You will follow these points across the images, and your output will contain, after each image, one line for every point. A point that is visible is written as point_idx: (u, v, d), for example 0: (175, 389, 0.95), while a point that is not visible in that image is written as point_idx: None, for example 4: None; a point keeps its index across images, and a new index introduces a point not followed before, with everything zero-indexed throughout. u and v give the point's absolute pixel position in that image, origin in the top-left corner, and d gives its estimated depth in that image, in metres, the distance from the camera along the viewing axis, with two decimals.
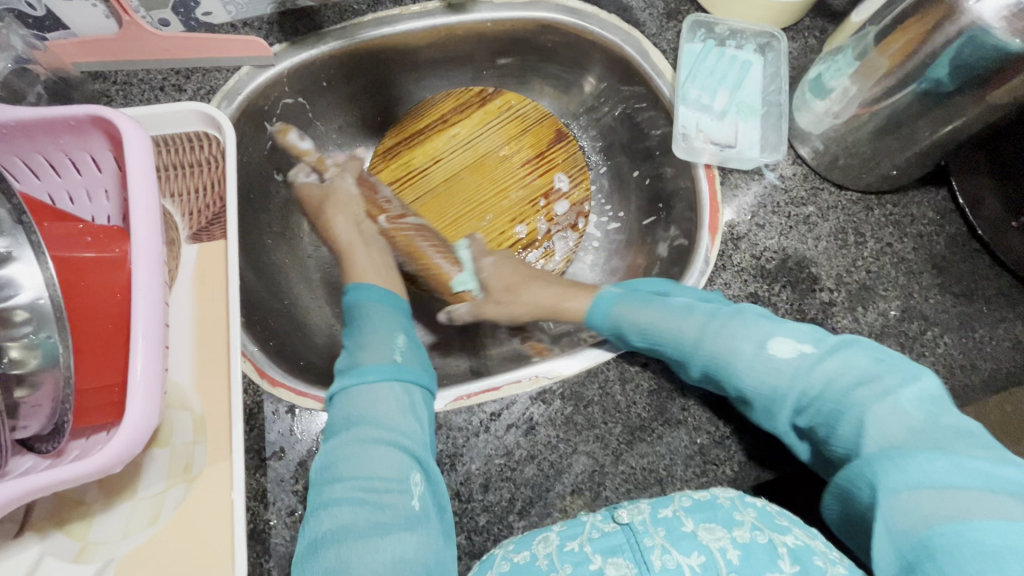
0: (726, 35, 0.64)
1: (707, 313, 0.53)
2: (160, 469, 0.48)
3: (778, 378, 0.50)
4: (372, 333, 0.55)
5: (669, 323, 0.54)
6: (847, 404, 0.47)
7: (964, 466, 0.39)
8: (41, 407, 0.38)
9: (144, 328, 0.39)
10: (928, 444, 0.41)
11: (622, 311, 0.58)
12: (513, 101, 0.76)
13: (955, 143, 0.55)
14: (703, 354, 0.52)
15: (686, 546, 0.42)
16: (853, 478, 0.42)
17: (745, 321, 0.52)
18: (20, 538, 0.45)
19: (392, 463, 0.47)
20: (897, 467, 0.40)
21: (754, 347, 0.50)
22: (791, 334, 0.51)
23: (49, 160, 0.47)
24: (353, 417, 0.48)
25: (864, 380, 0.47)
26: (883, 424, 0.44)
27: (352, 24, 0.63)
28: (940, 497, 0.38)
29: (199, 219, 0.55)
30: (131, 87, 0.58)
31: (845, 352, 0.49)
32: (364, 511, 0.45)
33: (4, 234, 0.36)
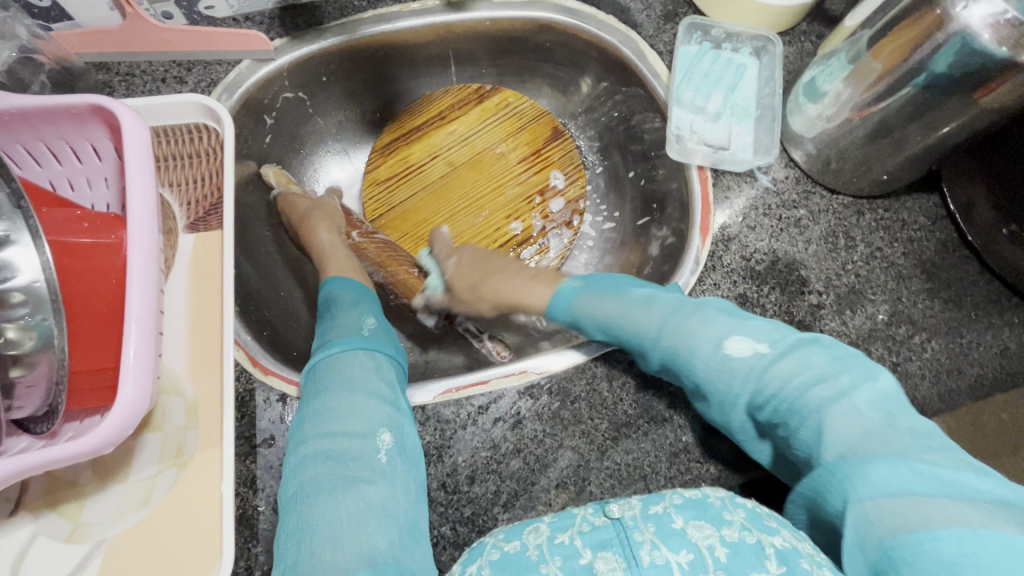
0: (722, 38, 0.64)
1: (671, 304, 0.50)
2: (152, 453, 0.49)
3: (723, 377, 0.46)
4: (341, 310, 0.55)
5: (624, 316, 0.51)
6: (801, 403, 0.43)
7: (933, 473, 0.35)
8: (36, 388, 0.39)
9: (137, 312, 0.40)
10: (891, 449, 0.37)
11: (582, 304, 0.54)
12: (511, 99, 0.77)
13: (946, 149, 0.55)
14: (662, 346, 0.49)
15: (674, 544, 0.39)
16: (820, 486, 0.39)
17: (704, 312, 0.48)
18: (14, 517, 0.46)
19: (357, 420, 0.46)
20: (858, 477, 0.37)
21: (704, 342, 0.47)
22: (744, 330, 0.47)
23: (50, 148, 0.48)
24: (318, 384, 0.48)
25: (821, 376, 0.43)
26: (840, 424, 0.40)
27: (352, 20, 0.63)
28: (903, 506, 0.34)
29: (197, 210, 0.56)
30: (133, 78, 0.59)
31: (804, 347, 0.45)
32: (328, 466, 0.44)
33: (3, 219, 0.37)
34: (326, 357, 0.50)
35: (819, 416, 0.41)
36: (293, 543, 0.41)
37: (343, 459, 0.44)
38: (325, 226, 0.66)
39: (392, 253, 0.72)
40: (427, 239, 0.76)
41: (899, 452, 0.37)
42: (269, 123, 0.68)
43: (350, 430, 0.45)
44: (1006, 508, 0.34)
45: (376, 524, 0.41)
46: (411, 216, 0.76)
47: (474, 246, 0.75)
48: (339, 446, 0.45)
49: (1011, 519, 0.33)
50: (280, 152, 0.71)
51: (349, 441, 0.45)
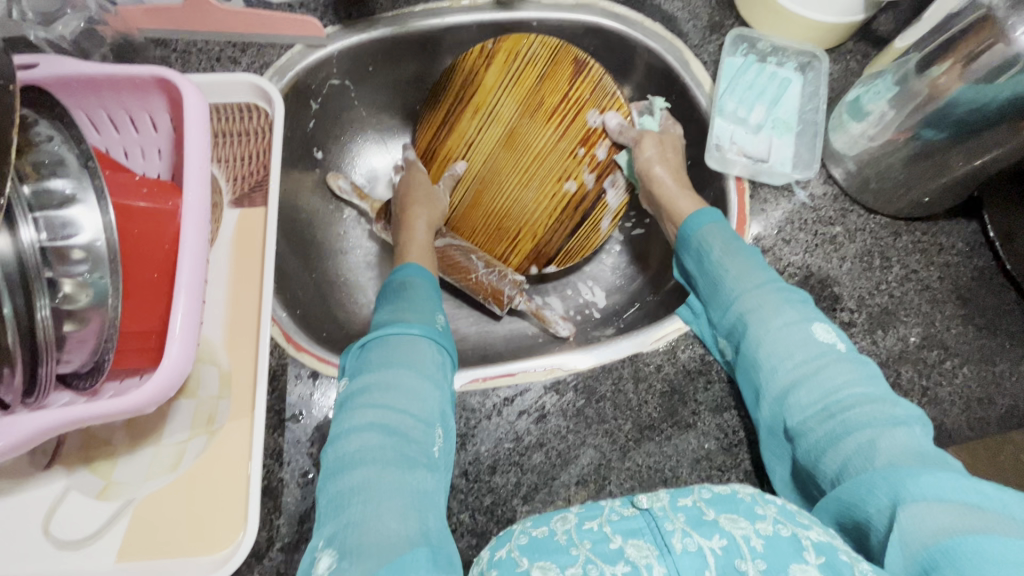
0: (767, 52, 0.64)
1: (773, 277, 0.50)
2: (184, 418, 0.50)
3: (792, 347, 0.45)
4: (415, 299, 0.54)
5: (736, 261, 0.51)
6: (849, 407, 0.42)
7: (983, 491, 0.35)
8: (86, 343, 0.40)
9: (188, 277, 0.41)
10: (943, 467, 0.37)
11: (707, 233, 0.54)
12: (517, 46, 0.66)
13: (990, 175, 0.55)
14: (740, 305, 0.49)
15: (706, 530, 0.37)
16: (859, 489, 0.38)
17: (803, 298, 0.48)
18: (49, 470, 0.47)
19: (421, 404, 0.45)
20: (908, 479, 0.36)
21: (785, 322, 0.46)
22: (832, 327, 0.47)
23: (111, 116, 0.50)
24: (389, 359, 0.47)
25: (871, 396, 0.42)
26: (888, 439, 0.39)
27: (403, 13, 0.65)
28: (962, 515, 0.34)
29: (242, 185, 0.57)
30: (190, 55, 0.61)
31: (873, 372, 0.45)
32: (390, 441, 0.42)
33: (70, 177, 0.38)
34: (402, 337, 0.48)
35: (869, 431, 0.40)
36: (356, 504, 0.39)
37: (407, 438, 0.42)
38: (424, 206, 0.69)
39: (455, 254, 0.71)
40: (498, 237, 0.73)
41: (951, 470, 0.37)
42: (315, 108, 0.69)
43: (415, 411, 0.44)
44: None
45: (432, 510, 0.40)
46: (472, 212, 0.73)
47: (537, 221, 0.72)
48: (403, 424, 0.43)
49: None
50: (322, 137, 0.72)
51: (415, 422, 0.43)
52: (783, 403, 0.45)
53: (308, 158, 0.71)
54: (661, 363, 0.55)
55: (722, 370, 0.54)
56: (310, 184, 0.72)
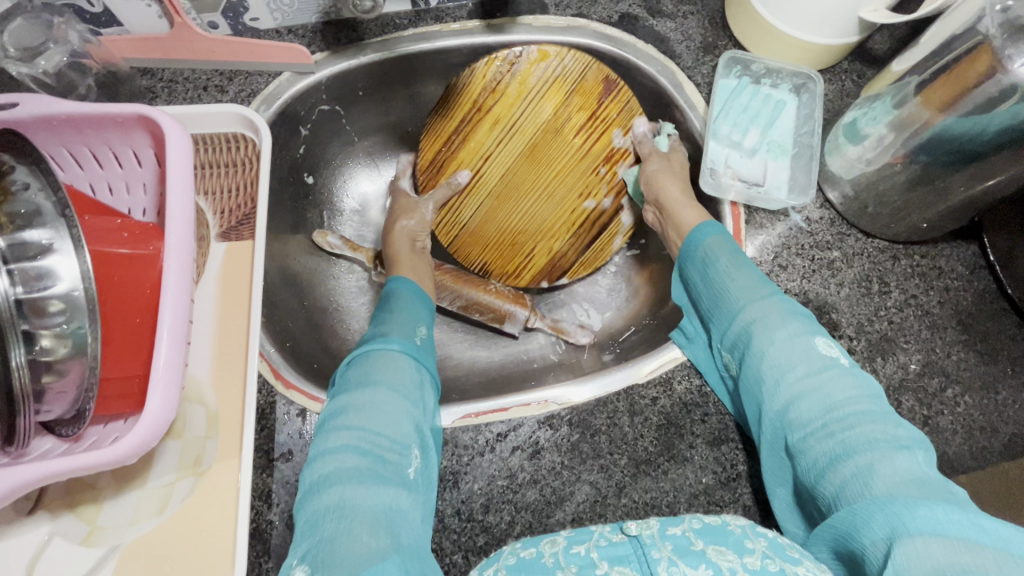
0: (761, 74, 0.64)
1: (775, 290, 0.49)
2: (171, 460, 0.49)
3: (795, 360, 0.44)
4: (398, 314, 0.54)
5: (736, 274, 0.50)
6: (850, 425, 0.40)
7: (980, 525, 0.33)
8: (66, 393, 0.39)
9: (170, 321, 0.40)
10: (941, 496, 0.35)
11: (711, 245, 0.53)
12: (551, 55, 0.63)
13: (989, 201, 0.54)
14: (741, 316, 0.48)
15: (692, 560, 0.37)
16: (857, 522, 0.36)
17: (807, 315, 0.47)
18: (33, 515, 0.46)
19: (397, 424, 0.44)
20: (905, 512, 0.34)
21: (788, 335, 0.45)
22: (833, 341, 0.46)
23: (94, 152, 0.49)
24: (368, 376, 0.47)
25: (873, 413, 0.40)
26: (887, 463, 0.37)
27: (392, 38, 0.64)
28: (960, 552, 0.31)
29: (230, 219, 0.56)
30: (176, 85, 0.60)
31: (875, 389, 0.43)
32: (365, 462, 0.41)
33: (47, 226, 0.37)
34: (382, 353, 0.49)
35: (870, 451, 0.38)
36: (331, 518, 0.38)
37: (382, 459, 0.42)
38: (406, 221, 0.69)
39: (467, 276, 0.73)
40: (510, 253, 0.72)
41: (948, 499, 0.35)
42: (304, 134, 0.68)
43: (391, 432, 0.44)
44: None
45: (404, 528, 0.39)
46: (482, 229, 0.72)
47: (555, 237, 0.72)
48: (379, 444, 0.43)
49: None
50: (313, 163, 0.72)
51: (391, 444, 0.43)
52: (783, 421, 0.44)
53: (298, 183, 0.70)
54: (657, 395, 0.54)
55: (720, 402, 0.53)
56: (300, 209, 0.71)
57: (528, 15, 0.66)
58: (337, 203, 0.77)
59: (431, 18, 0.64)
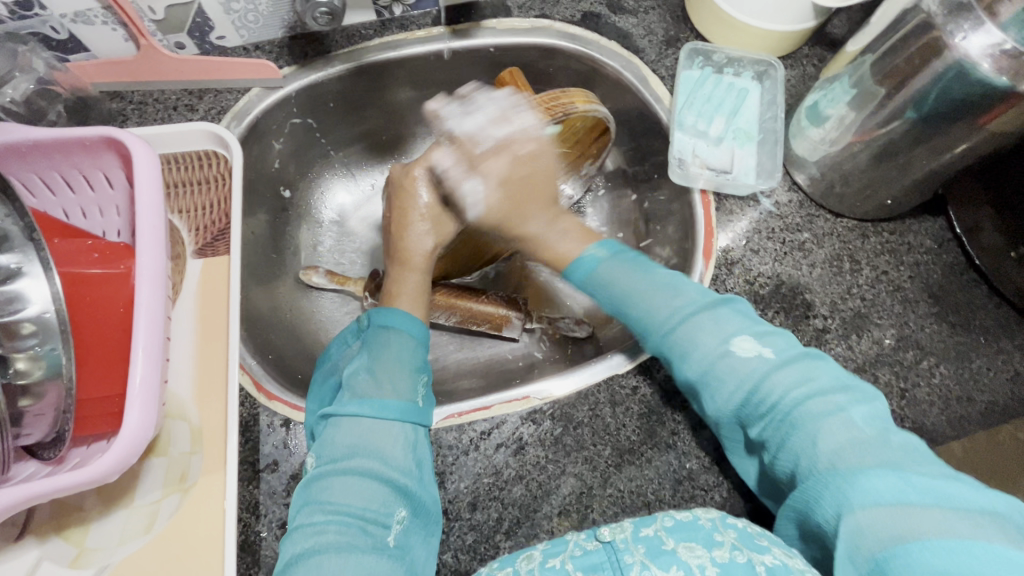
0: (723, 63, 0.65)
1: (690, 298, 0.48)
2: (157, 477, 0.49)
3: (724, 376, 0.44)
4: (392, 361, 0.51)
5: (643, 295, 0.49)
6: (794, 412, 0.41)
7: (921, 486, 0.35)
8: (44, 416, 0.40)
9: (145, 339, 0.41)
10: (882, 461, 0.37)
11: (602, 271, 0.51)
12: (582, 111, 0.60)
13: (950, 173, 0.55)
14: (662, 339, 0.48)
15: (664, 562, 0.39)
16: (814, 491, 0.38)
17: (721, 314, 0.47)
18: (20, 541, 0.46)
19: (381, 494, 0.44)
20: (851, 484, 0.37)
21: (711, 347, 0.45)
22: (754, 334, 0.46)
23: (64, 177, 0.49)
24: (355, 448, 0.46)
25: (814, 399, 0.41)
26: (828, 433, 0.40)
27: (359, 48, 0.65)
28: (895, 515, 0.34)
29: (205, 235, 0.56)
30: (146, 107, 0.60)
31: (807, 368, 0.44)
32: (354, 536, 0.42)
33: (15, 251, 0.38)
34: (373, 418, 0.47)
35: (809, 435, 0.40)
36: None
37: (367, 531, 0.42)
38: (431, 229, 0.60)
39: (456, 291, 0.69)
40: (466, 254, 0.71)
41: (890, 465, 0.37)
42: (278, 148, 0.68)
43: (376, 504, 0.44)
44: (987, 516, 0.34)
45: None
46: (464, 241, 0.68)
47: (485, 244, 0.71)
48: (365, 516, 0.43)
49: (997, 531, 0.33)
50: (289, 176, 0.72)
51: (377, 518, 0.43)
52: (734, 422, 0.45)
53: (274, 197, 0.71)
54: (637, 385, 0.54)
55: None
56: (278, 223, 0.71)
57: (492, 19, 0.66)
58: (316, 212, 0.76)
59: (396, 26, 0.65)
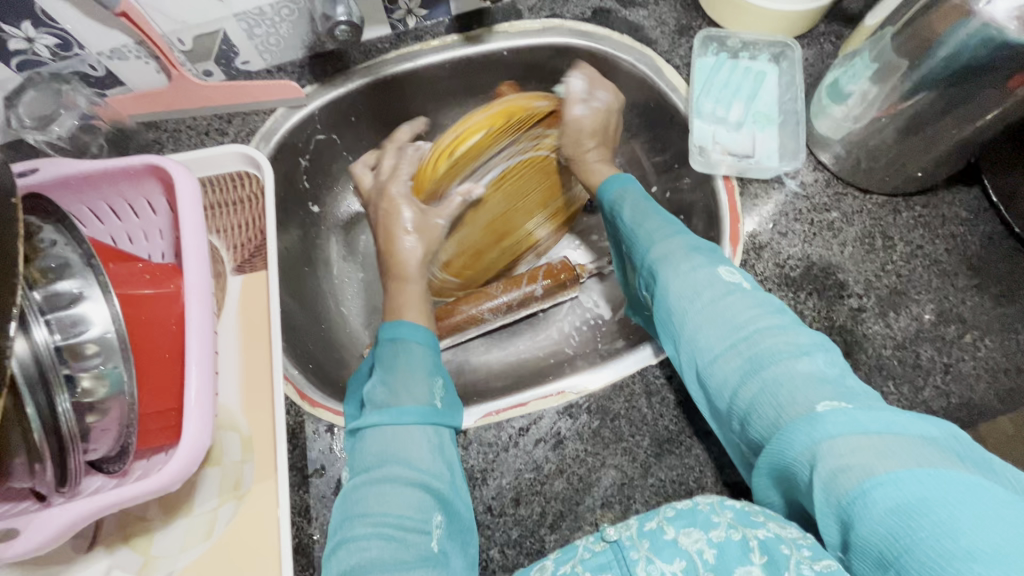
0: (738, 48, 0.65)
1: (676, 231, 0.53)
2: (212, 486, 0.51)
3: (695, 294, 0.47)
4: (409, 372, 0.52)
5: (647, 224, 0.55)
6: (756, 341, 0.42)
7: (870, 414, 0.36)
8: (109, 431, 0.42)
9: (197, 355, 0.43)
10: (836, 394, 0.38)
11: (619, 196, 0.60)
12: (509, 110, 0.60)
13: (984, 141, 0.54)
14: (649, 261, 0.52)
15: (668, 554, 0.38)
16: (780, 446, 0.38)
17: (707, 248, 0.50)
18: (91, 551, 0.49)
19: (417, 501, 0.44)
20: (811, 423, 0.36)
21: (688, 268, 0.49)
22: (734, 271, 0.49)
23: (111, 206, 0.52)
24: (386, 455, 0.46)
25: (778, 327, 0.43)
26: (789, 368, 0.40)
27: (377, 62, 0.66)
28: (857, 448, 0.34)
29: (242, 252, 0.59)
30: (180, 133, 0.63)
31: (777, 306, 0.46)
32: (390, 547, 0.41)
33: (76, 277, 0.40)
34: (395, 424, 0.48)
35: (772, 366, 0.41)
36: None
37: (406, 542, 0.42)
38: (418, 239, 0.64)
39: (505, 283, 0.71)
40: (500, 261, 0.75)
41: (842, 396, 0.38)
42: (304, 165, 0.70)
43: (413, 511, 0.43)
44: (929, 440, 0.34)
45: None
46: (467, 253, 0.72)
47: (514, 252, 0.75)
48: (402, 526, 0.42)
49: (942, 454, 0.33)
50: (316, 191, 0.74)
51: (413, 524, 0.43)
52: (696, 348, 0.46)
53: (304, 212, 0.73)
54: (671, 374, 0.55)
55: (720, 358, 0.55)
56: (308, 237, 0.73)
57: (503, 23, 0.67)
58: (343, 224, 0.78)
59: (411, 37, 0.67)
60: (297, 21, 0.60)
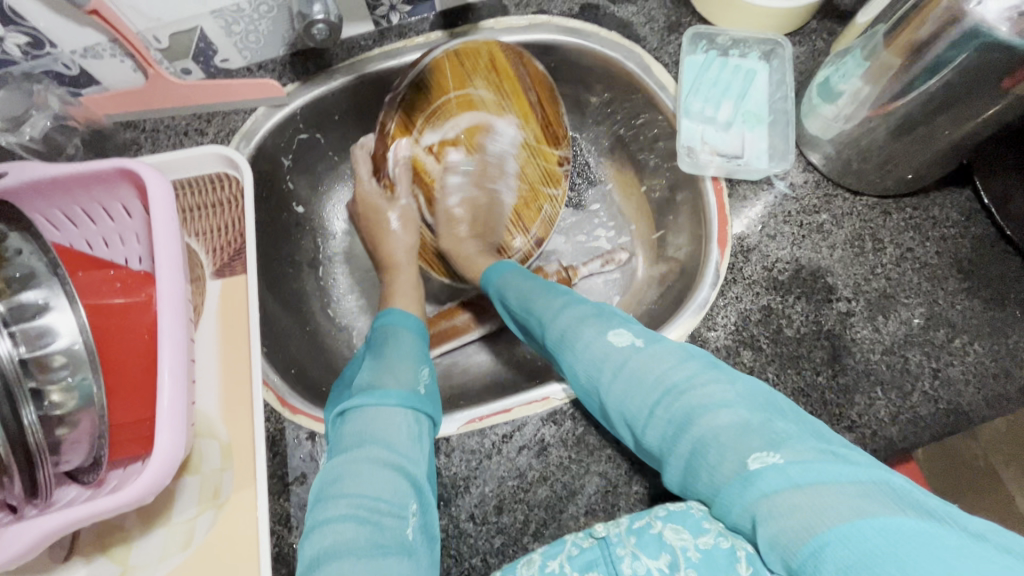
0: (728, 45, 0.64)
1: (570, 297, 0.51)
2: (191, 495, 0.50)
3: (601, 367, 0.45)
4: (395, 358, 0.52)
5: (540, 300, 0.52)
6: (676, 398, 0.41)
7: (804, 467, 0.35)
8: (81, 443, 0.41)
9: (170, 363, 0.42)
10: (763, 442, 0.37)
11: (505, 281, 0.58)
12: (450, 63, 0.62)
13: (976, 143, 0.53)
14: (553, 332, 0.49)
15: (653, 550, 0.39)
16: (722, 508, 0.37)
17: (597, 311, 0.49)
18: (68, 561, 0.48)
19: (393, 485, 0.43)
20: (749, 486, 0.35)
21: (590, 335, 0.46)
22: (630, 329, 0.47)
23: (85, 210, 0.51)
24: (364, 435, 0.45)
25: (689, 377, 0.42)
26: (712, 422, 0.39)
27: (359, 60, 0.65)
28: (796, 512, 0.33)
29: (222, 256, 0.58)
30: (159, 133, 0.62)
31: (677, 352, 0.44)
32: (365, 531, 0.40)
33: (42, 286, 0.39)
34: (377, 405, 0.47)
35: (694, 424, 0.39)
36: None
37: (381, 525, 0.41)
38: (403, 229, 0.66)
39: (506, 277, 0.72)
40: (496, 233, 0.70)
41: (772, 444, 0.36)
42: (287, 165, 0.69)
43: (389, 495, 0.42)
44: (863, 485, 0.33)
45: None
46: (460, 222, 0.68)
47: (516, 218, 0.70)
48: (378, 508, 0.41)
49: (878, 501, 0.32)
50: (300, 191, 0.72)
51: (390, 508, 0.42)
52: (623, 413, 0.44)
53: (288, 212, 0.71)
54: None
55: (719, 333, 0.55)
56: (292, 238, 0.72)
57: (488, 19, 0.66)
58: (328, 225, 0.76)
59: (395, 34, 0.65)
60: (276, 18, 0.58)
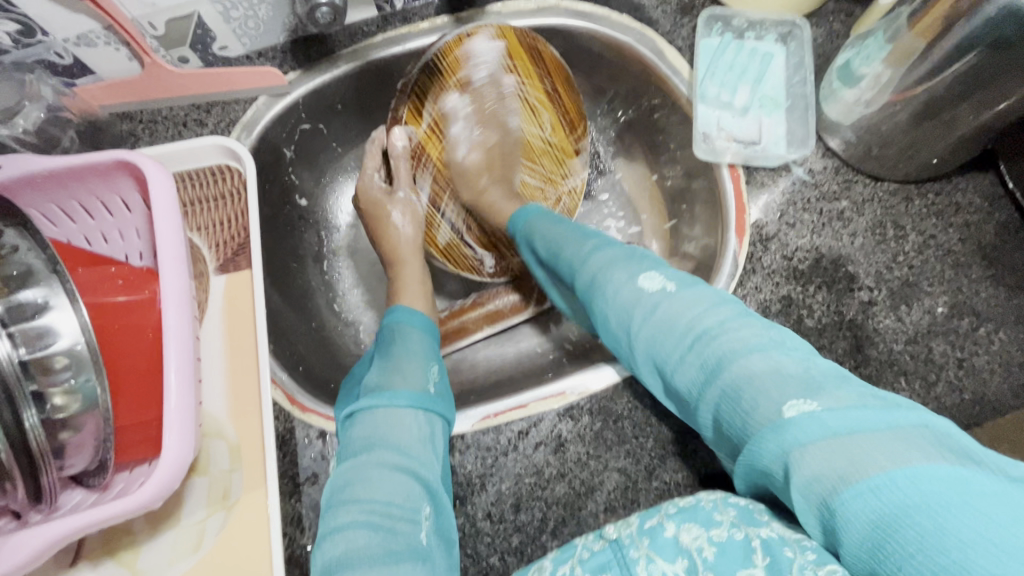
0: (744, 28, 0.62)
1: (599, 240, 0.50)
2: (199, 497, 0.49)
3: (631, 307, 0.43)
4: (403, 357, 0.51)
5: (564, 238, 0.53)
6: (712, 339, 0.39)
7: (842, 416, 0.33)
8: (85, 447, 0.40)
9: (175, 363, 0.41)
10: (800, 390, 0.35)
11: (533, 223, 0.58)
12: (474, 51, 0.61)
13: (1002, 127, 0.51)
14: (585, 277, 0.48)
15: (669, 553, 0.36)
16: (751, 455, 0.35)
17: (630, 254, 0.47)
18: (75, 566, 0.47)
19: (406, 490, 0.42)
20: (778, 432, 0.34)
21: (624, 277, 0.45)
22: (661, 271, 0.45)
23: (82, 204, 0.49)
24: (373, 441, 0.44)
25: (726, 320, 0.40)
26: (747, 366, 0.37)
27: (363, 46, 0.63)
28: (828, 457, 0.31)
29: (225, 251, 0.56)
30: (156, 125, 0.60)
31: (713, 295, 0.43)
32: (378, 538, 0.39)
33: (41, 284, 0.38)
34: (387, 407, 0.46)
35: (727, 371, 0.37)
36: None
37: (394, 531, 0.39)
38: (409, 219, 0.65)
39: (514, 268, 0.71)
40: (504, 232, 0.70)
41: (808, 392, 0.34)
42: (290, 157, 0.67)
43: (401, 499, 0.41)
44: (901, 432, 0.31)
45: None
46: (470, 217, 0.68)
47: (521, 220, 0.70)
48: (390, 514, 0.40)
49: (917, 447, 0.30)
50: (303, 183, 0.71)
51: (403, 512, 0.41)
52: (655, 357, 0.42)
53: (291, 206, 0.70)
54: None
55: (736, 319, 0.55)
56: (295, 232, 0.70)
57: (495, 4, 0.64)
58: (332, 218, 0.75)
59: (399, 20, 0.63)
60: (276, 4, 0.56)
